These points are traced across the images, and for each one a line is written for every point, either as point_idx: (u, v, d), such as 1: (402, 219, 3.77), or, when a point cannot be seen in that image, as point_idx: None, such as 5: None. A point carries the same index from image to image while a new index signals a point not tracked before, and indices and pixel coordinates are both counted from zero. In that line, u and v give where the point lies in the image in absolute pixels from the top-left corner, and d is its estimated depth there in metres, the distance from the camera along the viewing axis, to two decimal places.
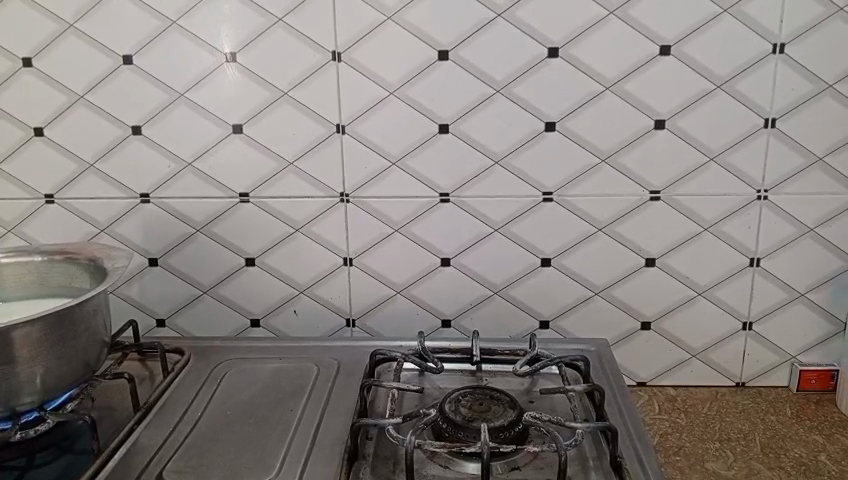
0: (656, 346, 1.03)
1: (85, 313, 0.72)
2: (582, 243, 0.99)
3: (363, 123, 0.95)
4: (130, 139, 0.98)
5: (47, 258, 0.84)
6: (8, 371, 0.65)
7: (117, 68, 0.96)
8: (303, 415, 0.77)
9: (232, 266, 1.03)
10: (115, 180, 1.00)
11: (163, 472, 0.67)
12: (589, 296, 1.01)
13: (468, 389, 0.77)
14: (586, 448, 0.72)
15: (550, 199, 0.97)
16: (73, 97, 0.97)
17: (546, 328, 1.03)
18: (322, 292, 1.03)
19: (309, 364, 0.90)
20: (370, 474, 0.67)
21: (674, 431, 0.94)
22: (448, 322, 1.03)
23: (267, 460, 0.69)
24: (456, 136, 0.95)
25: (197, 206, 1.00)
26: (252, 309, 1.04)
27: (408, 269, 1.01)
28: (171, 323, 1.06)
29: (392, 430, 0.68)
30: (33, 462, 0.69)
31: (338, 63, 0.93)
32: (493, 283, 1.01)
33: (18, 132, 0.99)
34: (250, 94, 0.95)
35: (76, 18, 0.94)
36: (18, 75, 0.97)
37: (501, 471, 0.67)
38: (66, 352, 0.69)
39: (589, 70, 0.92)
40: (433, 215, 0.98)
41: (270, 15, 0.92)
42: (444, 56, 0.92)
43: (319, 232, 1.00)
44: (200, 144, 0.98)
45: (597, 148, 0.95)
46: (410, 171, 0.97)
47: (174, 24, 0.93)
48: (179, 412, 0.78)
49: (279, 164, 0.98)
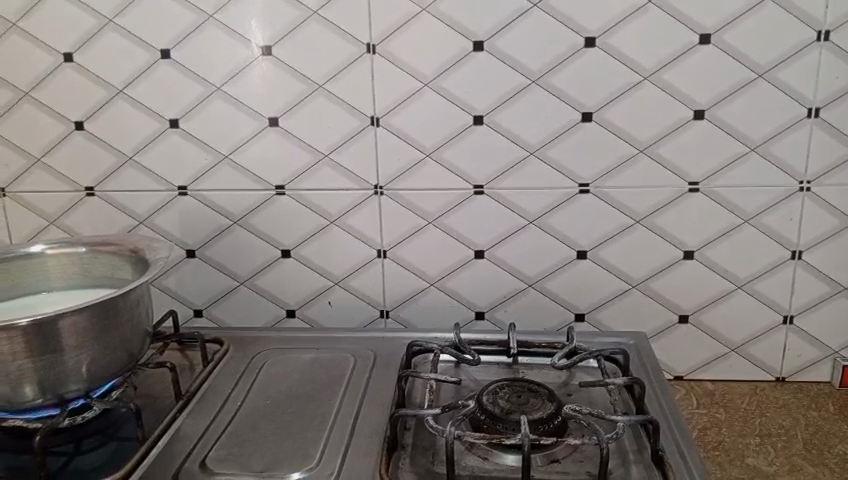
0: (694, 339, 1.02)
1: (129, 303, 0.73)
2: (619, 235, 0.98)
3: (397, 115, 0.95)
4: (168, 133, 1.00)
5: (91, 250, 0.85)
6: (56, 359, 0.67)
7: (155, 62, 0.97)
8: (342, 405, 0.78)
9: (268, 258, 1.04)
10: (154, 173, 1.02)
11: (206, 460, 0.68)
12: (626, 289, 1.00)
13: (506, 382, 0.76)
14: (627, 442, 0.72)
15: (587, 191, 0.96)
16: (112, 91, 0.99)
17: (582, 321, 1.02)
18: (356, 283, 1.03)
19: (346, 355, 0.90)
20: (409, 465, 0.67)
21: (713, 425, 0.92)
22: (482, 315, 1.03)
23: (308, 448, 0.69)
24: (491, 128, 0.95)
25: (234, 198, 1.01)
26: (287, 301, 1.05)
27: (442, 261, 1.01)
28: (208, 313, 1.08)
29: (431, 421, 0.68)
30: (80, 448, 0.70)
31: (372, 55, 0.93)
32: (527, 275, 1.00)
33: (60, 126, 1.01)
34: (285, 87, 0.96)
35: (115, 13, 0.95)
36: (60, 70, 0.98)
37: (541, 463, 0.67)
38: (110, 342, 0.71)
39: (627, 60, 0.90)
40: (468, 206, 0.98)
41: (304, 8, 0.92)
42: (479, 47, 0.92)
43: (353, 224, 1.01)
44: (236, 137, 0.99)
45: (635, 139, 0.93)
46: (444, 163, 0.97)
47: (210, 17, 0.94)
48: (220, 401, 0.79)
49: (314, 157, 0.98)
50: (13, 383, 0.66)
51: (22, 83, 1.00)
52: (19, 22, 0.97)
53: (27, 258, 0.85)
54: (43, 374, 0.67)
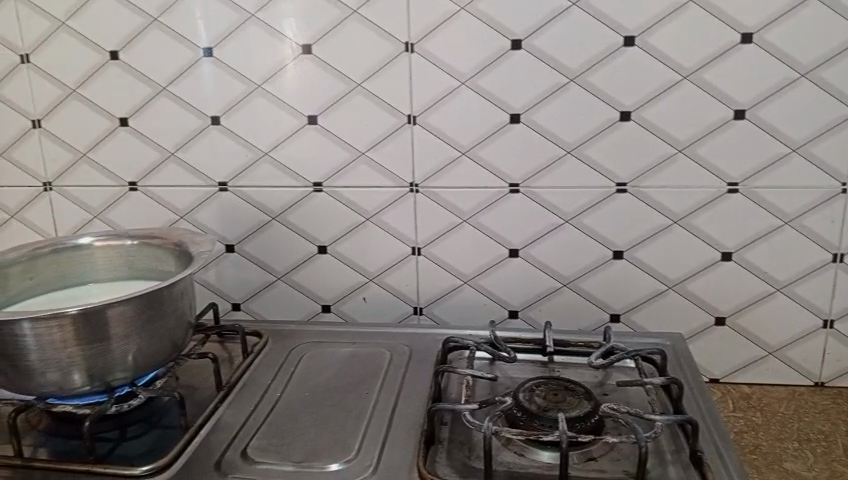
0: (731, 342, 1.01)
1: (173, 295, 0.75)
2: (655, 235, 0.97)
3: (434, 113, 0.96)
4: (210, 129, 1.02)
5: (136, 243, 0.88)
6: (104, 348, 0.69)
7: (198, 60, 0.99)
8: (379, 400, 0.79)
9: (304, 253, 1.05)
10: (195, 169, 1.04)
11: (247, 449, 0.69)
12: (662, 290, 0.99)
13: (542, 380, 0.76)
14: (664, 442, 0.71)
15: (624, 190, 0.96)
16: (156, 88, 1.01)
17: (617, 322, 1.02)
18: (391, 280, 1.04)
19: (382, 350, 0.91)
20: (446, 459, 0.68)
21: (750, 429, 0.91)
22: (515, 313, 1.03)
23: (346, 440, 0.70)
24: (528, 126, 0.95)
25: (272, 195, 1.03)
26: (323, 296, 1.07)
27: (477, 259, 1.01)
28: (246, 307, 1.09)
29: (468, 416, 0.69)
30: (125, 435, 0.73)
31: (410, 54, 0.94)
32: (562, 275, 1.00)
33: (105, 122, 1.04)
34: (324, 84, 0.97)
35: (160, 12, 0.98)
36: (106, 68, 1.01)
37: (578, 461, 0.67)
38: (156, 332, 0.73)
39: (667, 58, 0.90)
40: (503, 205, 0.98)
41: (344, 7, 0.94)
42: (517, 46, 0.92)
43: (388, 221, 1.02)
44: (276, 134, 1.00)
45: (673, 138, 0.93)
46: (480, 162, 0.97)
47: (252, 16, 0.96)
48: (259, 393, 0.80)
49: (351, 154, 1.00)
50: (63, 369, 0.68)
51: (70, 80, 1.03)
52: (68, 21, 1.00)
53: (74, 249, 0.87)
54: (91, 362, 0.69)
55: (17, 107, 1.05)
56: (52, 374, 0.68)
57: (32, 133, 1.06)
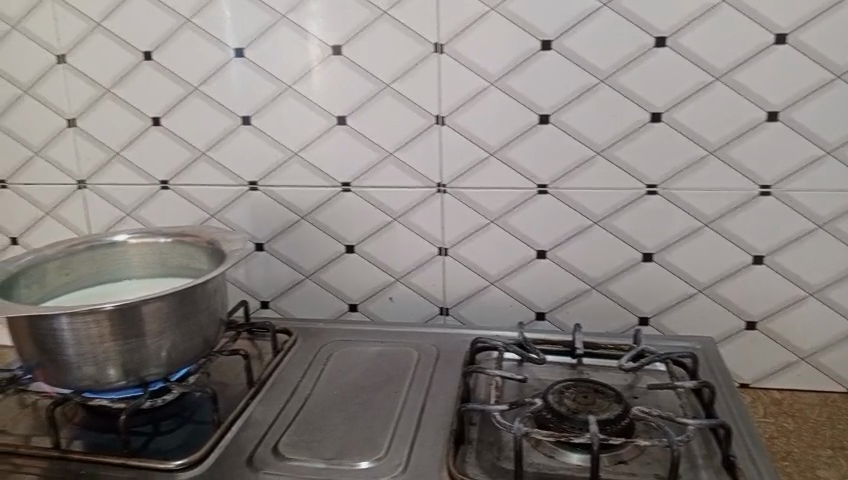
0: (761, 347, 0.99)
1: (206, 293, 0.76)
2: (686, 238, 0.96)
3: (462, 113, 0.96)
4: (240, 129, 1.03)
5: (169, 241, 0.89)
6: (139, 343, 0.70)
7: (230, 61, 1.00)
8: (407, 399, 0.79)
9: (332, 253, 1.06)
10: (226, 169, 1.05)
11: (278, 445, 0.70)
12: (692, 293, 0.98)
13: (571, 382, 0.76)
14: (695, 446, 0.71)
15: (654, 192, 0.95)
16: (188, 88, 1.03)
17: (646, 324, 1.01)
18: (418, 280, 1.05)
19: (410, 349, 0.92)
20: (475, 459, 0.68)
21: (781, 435, 0.90)
22: (542, 315, 1.03)
23: (375, 438, 0.71)
24: (557, 127, 0.94)
25: (302, 194, 1.04)
26: (350, 295, 1.07)
27: (504, 260, 1.01)
28: (274, 305, 1.11)
29: (498, 417, 0.69)
30: (158, 429, 0.74)
31: (440, 54, 0.94)
32: (590, 277, 1.00)
33: (138, 122, 1.06)
34: (353, 85, 0.98)
35: (192, 13, 0.99)
36: (139, 68, 1.03)
37: (608, 464, 0.67)
38: (189, 328, 0.74)
39: (699, 60, 0.89)
40: (532, 206, 0.98)
41: (374, 8, 0.94)
42: (547, 46, 0.91)
43: (416, 221, 1.02)
44: (305, 134, 1.01)
45: (705, 140, 0.92)
46: (508, 162, 0.97)
47: (283, 17, 0.97)
48: (289, 390, 0.81)
49: (379, 154, 1.00)
50: (99, 364, 0.69)
51: (105, 80, 1.04)
52: (103, 22, 1.02)
53: (109, 247, 0.89)
54: (126, 357, 0.70)
55: (53, 107, 1.07)
56: (88, 369, 0.69)
57: (67, 132, 1.08)
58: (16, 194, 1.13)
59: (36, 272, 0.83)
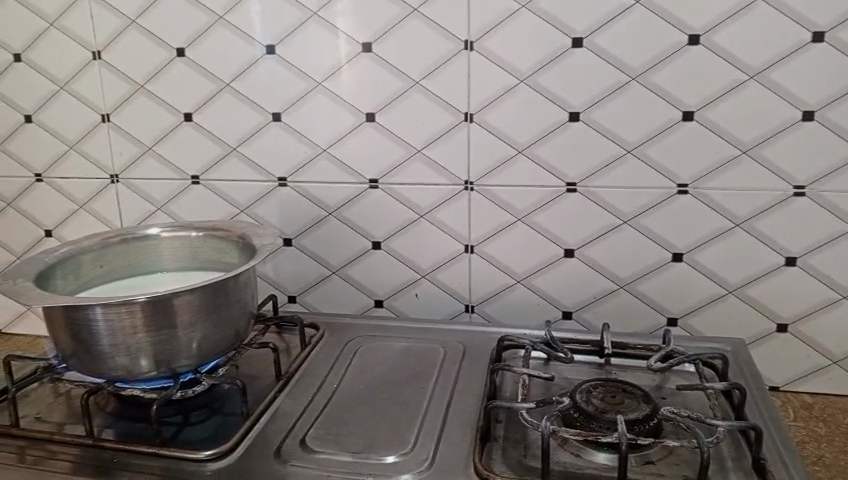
0: (793, 350, 0.98)
1: (237, 286, 0.77)
2: (717, 238, 0.95)
3: (491, 111, 0.96)
4: (270, 126, 1.04)
5: (201, 235, 0.91)
6: (171, 335, 0.71)
7: (261, 58, 1.01)
8: (434, 394, 0.79)
9: (359, 249, 1.07)
10: (256, 164, 1.06)
11: (305, 438, 0.71)
12: (722, 294, 0.97)
13: (599, 381, 0.76)
14: (725, 448, 0.70)
15: (685, 192, 0.94)
16: (220, 85, 1.04)
17: (674, 325, 1.00)
18: (444, 277, 1.05)
19: (436, 346, 0.92)
20: (501, 456, 0.68)
21: (812, 440, 0.88)
22: (569, 314, 1.02)
23: (402, 433, 0.71)
24: (587, 125, 0.94)
25: (330, 190, 1.05)
26: (376, 291, 1.08)
27: (531, 259, 1.01)
28: (301, 300, 1.12)
29: (525, 415, 0.69)
30: (188, 420, 0.75)
31: (470, 52, 0.94)
32: (619, 276, 0.99)
33: (170, 118, 1.07)
34: (383, 82, 0.98)
35: (225, 10, 1.00)
36: (172, 65, 1.04)
37: (635, 464, 0.67)
38: (220, 321, 0.75)
39: (733, 58, 0.88)
40: (560, 204, 0.98)
41: (405, 5, 0.94)
42: (578, 44, 0.91)
43: (443, 218, 1.02)
44: (334, 131, 1.02)
45: (737, 140, 0.91)
46: (537, 160, 0.97)
47: (314, 15, 0.98)
48: (316, 384, 0.82)
49: (408, 151, 1.00)
50: (131, 355, 0.71)
51: (139, 76, 1.06)
52: (138, 19, 1.03)
53: (142, 240, 0.91)
54: (158, 349, 0.71)
55: (88, 102, 1.09)
56: (121, 359, 0.71)
57: (101, 127, 1.10)
58: (51, 187, 1.15)
59: (71, 264, 0.85)
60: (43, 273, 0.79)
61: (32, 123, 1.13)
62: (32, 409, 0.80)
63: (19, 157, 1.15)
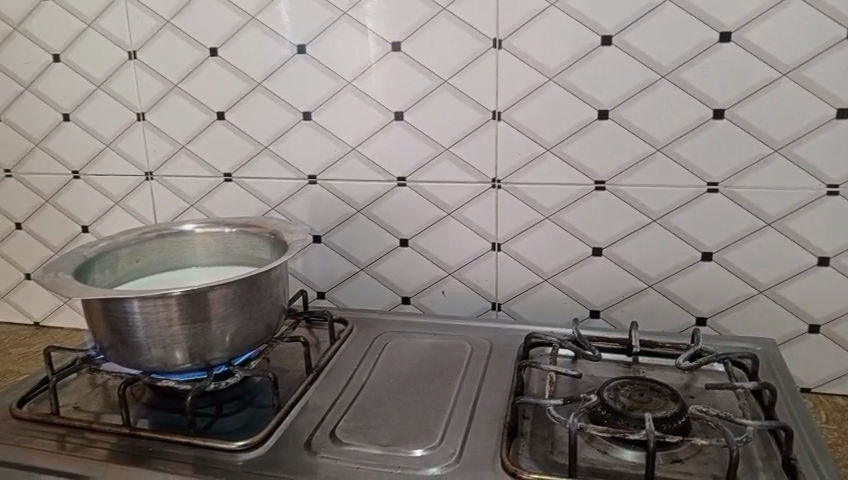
0: (825, 351, 0.97)
1: (269, 281, 0.78)
2: (747, 237, 0.94)
3: (520, 109, 0.96)
4: (300, 124, 1.06)
5: (234, 232, 0.92)
6: (205, 329, 0.73)
7: (292, 57, 1.03)
8: (461, 390, 0.80)
9: (387, 246, 1.08)
10: (286, 162, 1.08)
11: (335, 430, 0.72)
12: (753, 294, 0.96)
13: (627, 380, 0.76)
14: (754, 448, 0.70)
15: (715, 191, 0.93)
16: (252, 84, 1.06)
17: (703, 325, 0.99)
18: (471, 275, 1.05)
19: (463, 342, 0.93)
20: (528, 452, 0.69)
21: (844, 442, 0.87)
22: (597, 313, 1.02)
23: (430, 428, 0.72)
24: (616, 123, 0.94)
25: (359, 188, 1.06)
26: (403, 288, 1.09)
27: (559, 257, 1.01)
28: (330, 296, 1.13)
29: (552, 411, 0.69)
30: (221, 411, 0.77)
31: (498, 50, 0.95)
32: (647, 275, 0.99)
33: (203, 116, 1.09)
34: (412, 80, 0.99)
35: (257, 11, 1.02)
36: (205, 64, 1.07)
37: (663, 462, 0.67)
38: (252, 315, 0.76)
39: (765, 56, 0.87)
40: (588, 203, 0.98)
41: (434, 4, 0.95)
42: (607, 42, 0.91)
43: (470, 216, 1.03)
44: (364, 130, 1.03)
45: (769, 138, 0.90)
46: (565, 158, 0.97)
47: (344, 14, 0.99)
48: (346, 377, 0.83)
49: (435, 149, 1.01)
50: (167, 348, 0.73)
51: (173, 76, 1.09)
52: (173, 20, 1.06)
53: (177, 236, 0.93)
54: (192, 342, 0.73)
55: (124, 101, 1.12)
56: (157, 351, 0.73)
57: (136, 126, 1.13)
58: (88, 184, 1.18)
59: (108, 259, 0.87)
60: (82, 267, 0.82)
61: (69, 122, 1.16)
62: (71, 399, 0.83)
63: (57, 155, 1.18)
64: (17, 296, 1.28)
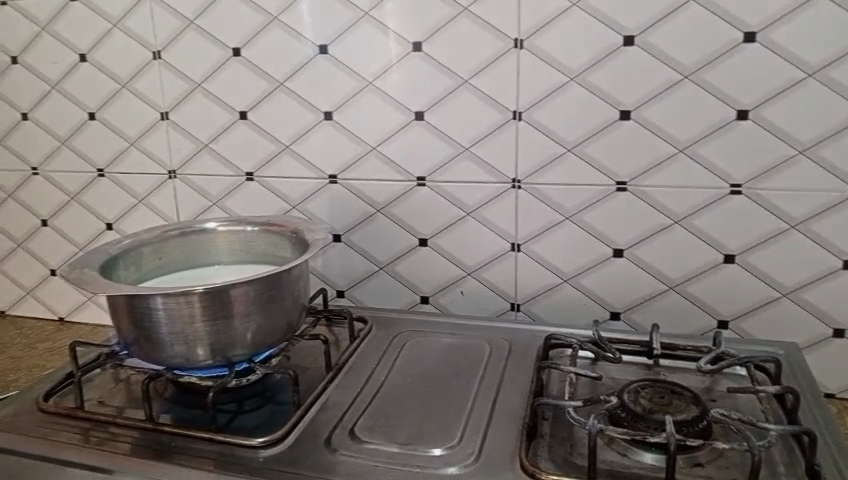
0: None
1: (290, 279, 0.79)
2: (771, 240, 0.93)
3: (541, 109, 0.96)
4: (321, 124, 1.06)
5: (255, 230, 0.93)
6: (227, 326, 0.74)
7: (314, 57, 1.03)
8: (480, 390, 0.80)
9: (407, 246, 1.08)
10: (307, 162, 1.09)
11: (354, 429, 0.72)
12: (776, 297, 0.95)
13: (647, 382, 0.75)
14: (777, 453, 0.69)
15: (738, 192, 0.92)
16: (274, 84, 1.07)
17: (725, 328, 0.98)
18: (490, 275, 1.05)
19: (482, 342, 0.93)
20: (547, 453, 0.69)
21: None
22: (617, 314, 1.02)
23: (449, 427, 0.72)
24: (638, 123, 0.93)
25: (379, 188, 1.06)
26: (422, 288, 1.09)
27: (579, 258, 1.01)
28: (349, 295, 1.14)
29: (572, 413, 0.69)
30: (241, 408, 0.78)
31: (520, 50, 0.95)
32: (668, 277, 0.98)
33: (226, 116, 1.11)
34: (432, 81, 0.99)
35: (280, 11, 1.03)
36: (228, 64, 1.08)
37: (684, 465, 0.66)
38: (273, 313, 0.77)
39: (790, 56, 0.86)
40: (609, 203, 0.97)
41: (455, 5, 0.95)
42: (630, 42, 0.90)
43: (490, 217, 1.03)
44: (384, 129, 1.04)
45: (794, 139, 0.89)
46: (586, 159, 0.96)
47: (365, 15, 0.99)
48: (365, 376, 0.84)
49: (455, 149, 1.01)
50: (189, 344, 0.73)
51: (196, 75, 1.10)
52: (196, 20, 1.07)
53: (200, 234, 0.94)
54: (214, 339, 0.74)
55: (148, 100, 1.14)
56: (179, 348, 0.74)
57: (160, 125, 1.14)
58: (112, 183, 1.20)
59: (132, 256, 0.88)
60: (107, 264, 0.83)
61: (95, 121, 1.18)
62: (95, 394, 0.84)
63: (82, 153, 1.20)
64: (43, 292, 1.31)
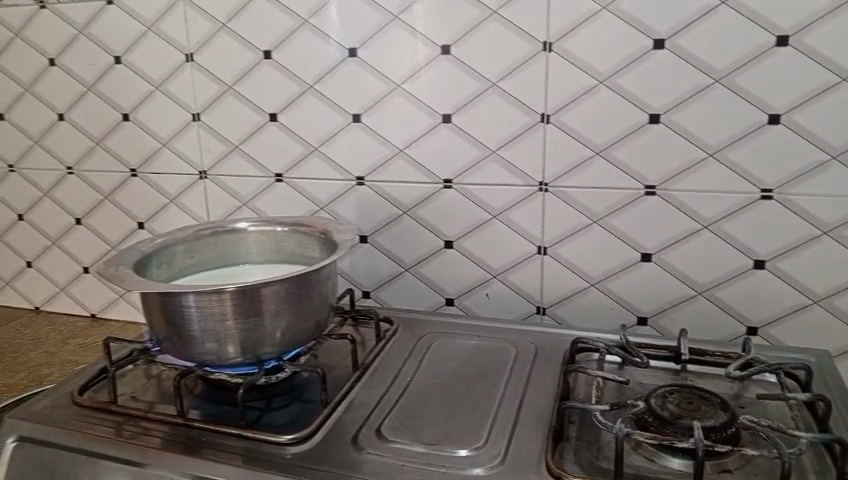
0: None
1: (320, 278, 0.80)
2: (802, 246, 0.92)
3: (569, 112, 0.96)
4: (350, 126, 1.07)
5: (285, 230, 0.95)
6: (257, 323, 0.75)
7: (344, 60, 1.05)
8: (506, 392, 0.80)
9: (433, 247, 1.09)
10: (336, 164, 1.10)
11: (380, 428, 0.73)
12: (806, 304, 0.94)
13: (675, 387, 0.75)
14: (807, 462, 0.68)
15: (769, 197, 0.91)
16: (303, 86, 1.08)
17: (754, 335, 0.97)
18: (516, 278, 1.05)
19: (507, 345, 0.93)
20: (573, 456, 0.69)
21: None
22: (644, 319, 1.01)
23: (475, 428, 0.73)
24: (668, 127, 0.93)
25: (406, 190, 1.07)
26: (448, 290, 1.10)
27: (606, 261, 1.00)
28: (376, 296, 1.15)
29: (599, 416, 0.69)
30: (270, 405, 0.79)
31: (548, 53, 0.95)
32: (697, 282, 0.97)
33: (256, 117, 1.12)
34: (460, 83, 1.00)
35: (310, 15, 1.04)
36: (259, 67, 1.09)
37: (712, 471, 0.66)
38: (302, 312, 0.78)
39: (824, 59, 0.85)
40: (637, 207, 0.97)
41: (484, 8, 0.96)
42: (660, 45, 0.90)
43: (517, 219, 1.03)
44: (412, 132, 1.04)
45: (827, 144, 0.87)
46: (614, 162, 0.96)
47: (395, 18, 1.00)
48: (391, 376, 0.84)
49: (482, 151, 1.02)
50: (220, 341, 0.75)
51: (228, 78, 1.12)
52: (229, 24, 1.09)
53: (230, 233, 0.96)
54: (244, 337, 0.75)
55: (181, 101, 1.16)
56: (210, 345, 0.75)
57: (191, 126, 1.16)
58: (145, 182, 1.22)
59: (165, 254, 0.90)
60: (140, 262, 0.85)
61: (128, 121, 1.20)
62: (128, 389, 0.86)
63: (116, 153, 1.23)
64: (76, 289, 1.34)
